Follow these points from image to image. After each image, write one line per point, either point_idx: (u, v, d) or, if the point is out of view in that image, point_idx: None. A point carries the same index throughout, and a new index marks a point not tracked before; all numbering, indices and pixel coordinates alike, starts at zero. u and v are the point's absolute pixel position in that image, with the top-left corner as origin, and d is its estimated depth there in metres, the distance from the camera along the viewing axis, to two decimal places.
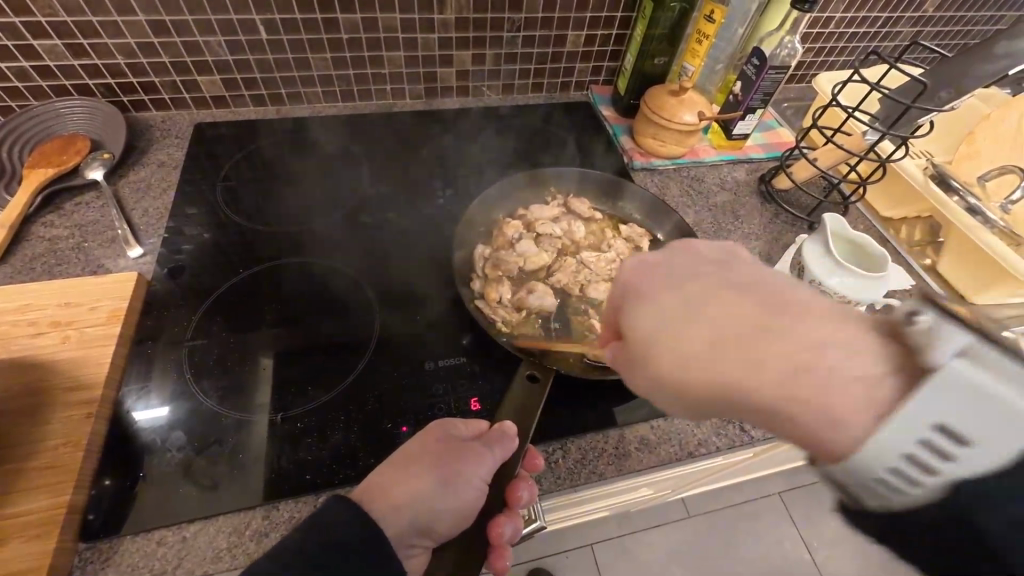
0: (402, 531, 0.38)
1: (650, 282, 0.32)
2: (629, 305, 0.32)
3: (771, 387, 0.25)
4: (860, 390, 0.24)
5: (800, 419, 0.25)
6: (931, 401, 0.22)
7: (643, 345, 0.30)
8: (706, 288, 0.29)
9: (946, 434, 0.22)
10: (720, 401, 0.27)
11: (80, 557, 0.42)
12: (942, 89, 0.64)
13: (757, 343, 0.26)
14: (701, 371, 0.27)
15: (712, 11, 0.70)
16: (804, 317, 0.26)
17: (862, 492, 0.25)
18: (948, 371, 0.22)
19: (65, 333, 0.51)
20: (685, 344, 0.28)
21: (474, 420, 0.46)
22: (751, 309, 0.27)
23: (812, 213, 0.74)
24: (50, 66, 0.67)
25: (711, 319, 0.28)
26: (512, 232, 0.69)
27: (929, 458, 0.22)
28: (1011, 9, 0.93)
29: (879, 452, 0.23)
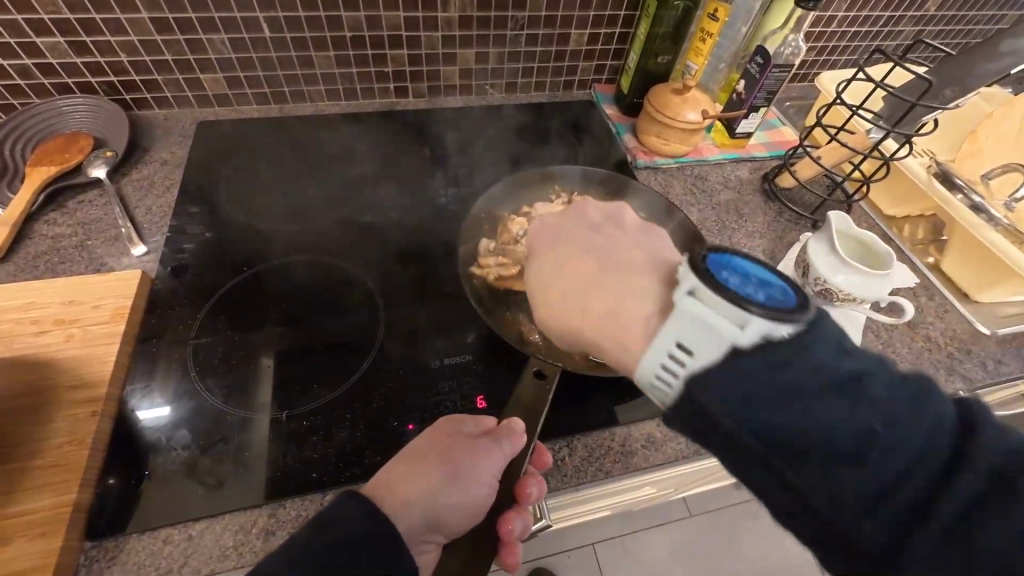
0: (412, 528, 0.38)
1: (541, 247, 0.44)
2: (528, 263, 0.45)
3: (595, 322, 0.37)
4: (640, 325, 0.35)
5: (606, 344, 0.37)
6: (672, 326, 0.32)
7: (529, 293, 0.43)
8: (574, 254, 0.42)
9: (682, 348, 0.31)
10: (567, 334, 0.39)
11: (85, 555, 0.42)
12: (946, 86, 0.64)
13: (590, 294, 0.38)
14: (556, 310, 0.40)
15: (716, 9, 0.70)
16: (625, 279, 0.38)
17: (654, 396, 0.34)
18: (680, 304, 0.31)
19: (69, 331, 0.51)
20: (548, 292, 0.41)
21: (483, 417, 0.45)
22: (594, 271, 0.40)
23: (816, 212, 0.74)
24: (53, 64, 0.66)
25: (568, 275, 0.40)
26: (517, 229, 0.69)
27: (674, 362, 0.32)
28: (1012, 8, 0.93)
29: (649, 358, 0.33)
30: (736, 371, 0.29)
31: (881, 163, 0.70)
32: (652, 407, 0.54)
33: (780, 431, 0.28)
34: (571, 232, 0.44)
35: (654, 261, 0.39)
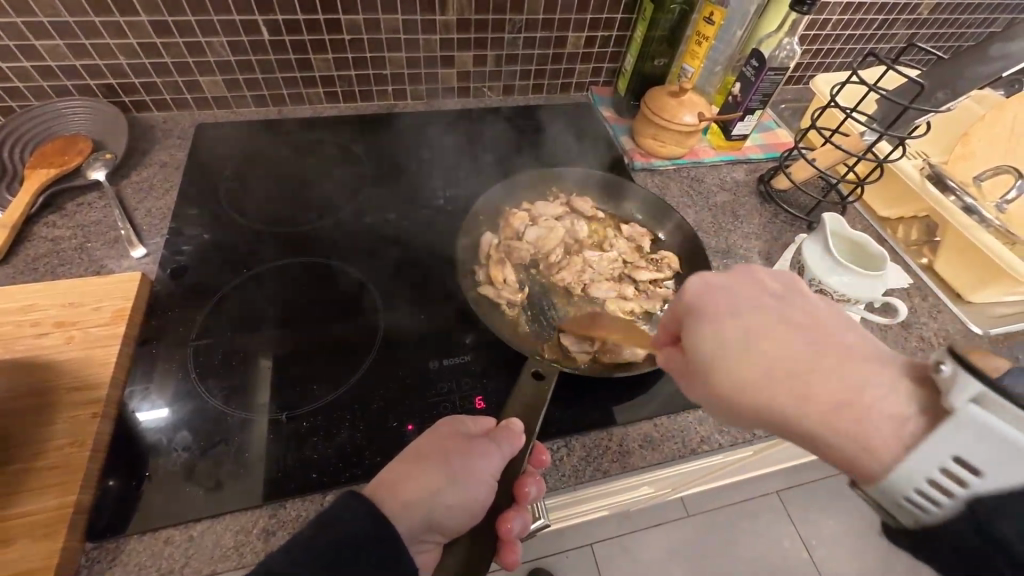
0: (412, 527, 0.39)
1: (715, 310, 0.37)
2: (693, 325, 0.37)
3: (813, 412, 0.32)
4: (891, 427, 0.30)
5: (835, 442, 0.31)
6: (947, 439, 0.27)
7: (709, 366, 0.36)
8: (766, 326, 0.35)
9: (960, 465, 0.27)
10: (775, 422, 0.33)
11: (87, 556, 0.42)
12: (938, 89, 0.65)
13: (808, 381, 0.32)
14: (757, 395, 0.33)
15: (712, 13, 0.70)
16: (848, 366, 0.32)
17: (901, 509, 0.30)
18: (965, 415, 0.27)
19: (69, 333, 0.51)
20: (743, 371, 0.34)
21: (482, 418, 0.46)
22: (804, 352, 0.33)
23: (811, 213, 0.75)
24: (52, 66, 0.67)
25: (767, 353, 0.34)
26: (518, 223, 0.71)
27: (947, 482, 0.27)
28: (1004, 11, 0.94)
29: (906, 476, 0.29)
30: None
31: (874, 165, 0.71)
32: (650, 407, 0.54)
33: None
34: (745, 294, 0.38)
35: (872, 349, 0.34)
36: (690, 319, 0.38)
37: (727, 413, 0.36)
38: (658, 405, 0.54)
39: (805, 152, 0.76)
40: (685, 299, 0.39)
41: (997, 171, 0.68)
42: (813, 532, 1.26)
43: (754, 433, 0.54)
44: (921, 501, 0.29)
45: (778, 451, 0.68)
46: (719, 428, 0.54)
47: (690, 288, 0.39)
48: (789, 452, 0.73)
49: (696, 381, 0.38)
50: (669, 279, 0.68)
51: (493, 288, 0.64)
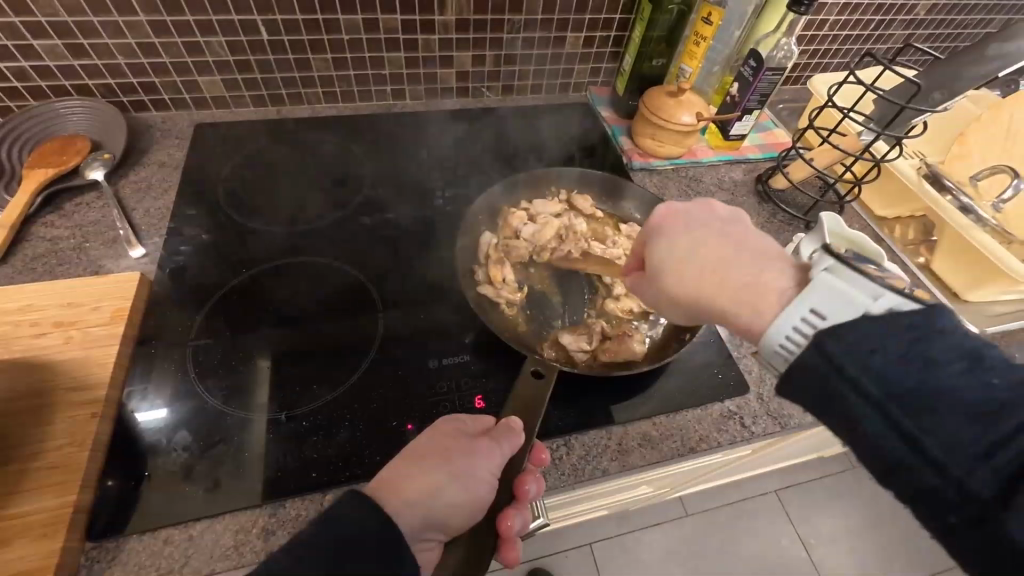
0: (413, 528, 0.39)
1: (670, 222, 0.43)
2: (652, 237, 0.44)
3: (725, 294, 0.38)
4: (777, 296, 0.36)
5: (738, 314, 0.38)
6: (809, 295, 0.34)
7: (654, 269, 0.43)
8: (706, 231, 0.41)
9: (815, 313, 0.33)
10: (695, 305, 0.40)
11: (86, 556, 0.42)
12: (936, 90, 0.66)
13: (726, 270, 0.39)
14: (685, 282, 0.40)
15: (709, 13, 0.71)
16: (763, 259, 0.39)
17: (776, 360, 0.37)
18: (818, 276, 0.33)
19: (68, 333, 0.51)
20: (678, 265, 0.41)
21: (481, 417, 0.46)
22: (730, 250, 0.40)
23: (809, 213, 0.75)
24: (50, 66, 0.67)
25: (700, 251, 0.40)
26: (518, 223, 0.71)
27: (804, 327, 0.34)
28: (1000, 12, 0.95)
29: (778, 330, 0.35)
30: (866, 333, 0.31)
31: (871, 164, 0.72)
32: (649, 406, 0.54)
33: (898, 384, 0.30)
34: (695, 212, 0.44)
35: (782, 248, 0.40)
36: (653, 232, 0.45)
37: (664, 305, 0.43)
38: (657, 404, 0.55)
39: (802, 152, 0.76)
40: (651, 220, 0.45)
41: (993, 171, 0.69)
42: (811, 531, 1.26)
43: (753, 432, 0.54)
44: (788, 346, 0.35)
45: (777, 450, 0.68)
46: (717, 427, 0.54)
47: (658, 210, 0.45)
48: (788, 451, 0.74)
49: (647, 283, 0.45)
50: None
51: (492, 287, 0.63)
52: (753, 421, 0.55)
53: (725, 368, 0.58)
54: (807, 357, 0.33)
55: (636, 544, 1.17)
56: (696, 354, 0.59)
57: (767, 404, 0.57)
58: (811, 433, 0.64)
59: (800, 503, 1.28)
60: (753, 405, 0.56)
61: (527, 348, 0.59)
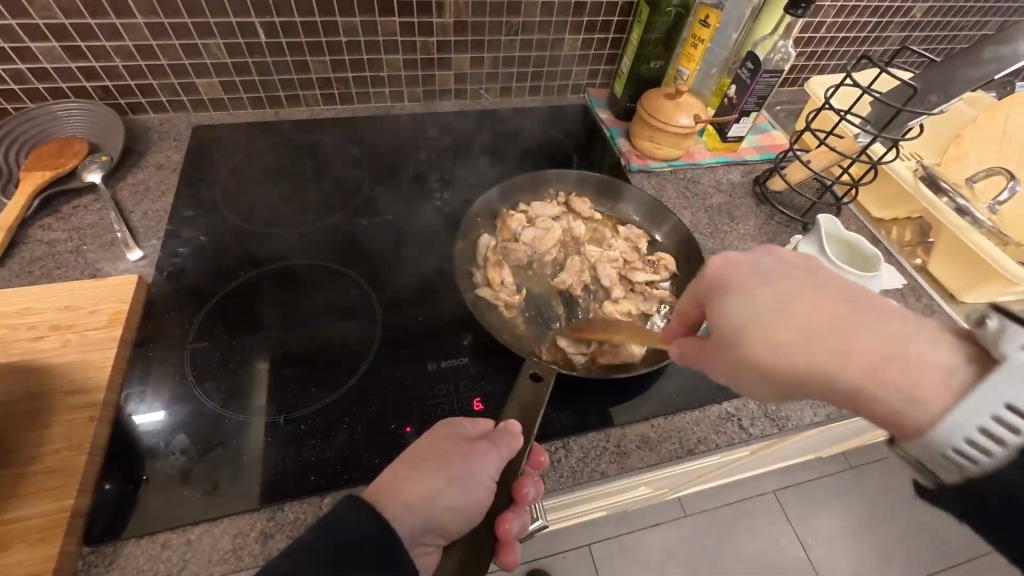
0: (412, 531, 0.39)
1: (746, 279, 0.36)
2: (725, 297, 0.37)
3: (855, 373, 0.32)
4: (939, 377, 0.31)
5: (882, 402, 0.32)
6: (996, 388, 0.29)
7: (737, 335, 0.35)
8: (801, 289, 0.35)
9: (1016, 415, 0.28)
10: (821, 389, 0.34)
11: (84, 560, 0.42)
12: (932, 92, 0.66)
13: (852, 344, 0.32)
14: (804, 361, 0.33)
15: (707, 15, 0.71)
16: (889, 322, 0.33)
17: (939, 467, 0.32)
18: (1015, 364, 0.28)
19: (65, 336, 0.51)
20: (784, 338, 0.34)
21: (480, 419, 0.46)
22: (845, 314, 0.33)
23: (806, 214, 0.76)
24: (48, 68, 0.66)
25: (806, 318, 0.34)
26: (516, 227, 0.69)
27: (997, 432, 0.29)
28: (996, 14, 0.95)
29: (952, 429, 0.30)
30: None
31: (868, 166, 0.72)
32: (647, 408, 0.55)
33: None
34: (767, 262, 0.37)
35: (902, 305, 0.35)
36: (721, 290, 0.37)
37: (760, 383, 0.36)
38: (656, 406, 0.55)
39: (799, 154, 0.76)
40: (707, 272, 0.38)
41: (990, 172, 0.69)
42: (810, 531, 1.26)
43: (751, 434, 0.55)
44: (964, 454, 0.30)
45: (775, 450, 0.68)
46: (716, 428, 0.54)
47: (711, 262, 0.39)
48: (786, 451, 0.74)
49: (723, 355, 0.37)
50: (666, 280, 0.68)
51: (491, 289, 0.63)
52: (751, 423, 0.55)
53: None
54: (1006, 472, 0.29)
55: (637, 545, 1.19)
56: None
57: (766, 406, 0.57)
58: (809, 434, 0.64)
59: (798, 505, 1.29)
60: (751, 406, 0.56)
61: (525, 350, 0.59)
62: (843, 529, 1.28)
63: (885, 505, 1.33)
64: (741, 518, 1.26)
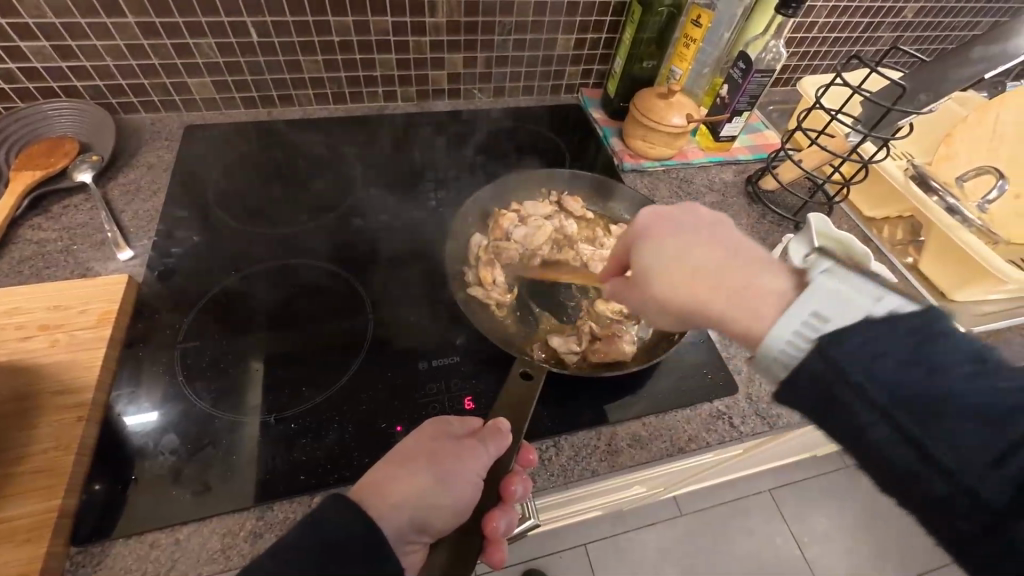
0: (399, 529, 0.39)
1: (656, 227, 0.43)
2: (639, 244, 0.44)
3: (720, 296, 0.38)
4: (779, 298, 0.36)
5: (738, 320, 0.37)
6: (806, 299, 0.34)
7: (641, 273, 0.42)
8: (694, 235, 0.41)
9: (817, 317, 0.33)
10: (693, 313, 0.40)
11: (72, 561, 0.42)
12: (921, 91, 0.67)
13: (722, 275, 0.39)
14: (680, 288, 0.40)
15: (699, 15, 0.71)
16: (753, 262, 0.39)
17: (773, 368, 0.35)
18: (815, 277, 0.33)
19: (54, 336, 0.50)
20: (672, 271, 0.40)
21: (469, 418, 0.46)
22: (722, 255, 0.40)
23: (798, 213, 0.76)
24: (38, 68, 0.66)
25: (692, 256, 0.40)
26: (508, 224, 0.70)
27: (808, 329, 0.33)
28: (987, 15, 0.96)
29: (779, 333, 0.34)
30: (870, 337, 0.32)
31: (859, 165, 0.72)
32: (639, 406, 0.55)
33: (909, 392, 0.31)
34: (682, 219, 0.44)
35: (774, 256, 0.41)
36: (638, 240, 0.44)
37: (657, 312, 0.42)
38: (647, 405, 0.55)
39: (791, 153, 0.77)
40: (633, 226, 0.45)
41: (980, 171, 0.70)
42: (805, 530, 1.26)
43: (741, 431, 0.55)
44: (790, 352, 0.34)
45: (766, 449, 0.69)
46: (706, 426, 0.55)
47: (640, 214, 0.45)
48: (778, 450, 0.74)
49: (634, 291, 0.44)
50: None
51: (482, 289, 0.63)
52: (741, 421, 0.55)
53: (715, 368, 0.58)
54: (814, 365, 0.33)
55: (632, 544, 1.19)
56: (686, 353, 0.60)
57: (756, 404, 0.57)
58: (800, 432, 0.64)
59: (793, 504, 1.30)
60: (741, 404, 0.57)
61: (517, 349, 0.59)
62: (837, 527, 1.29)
63: (879, 503, 1.33)
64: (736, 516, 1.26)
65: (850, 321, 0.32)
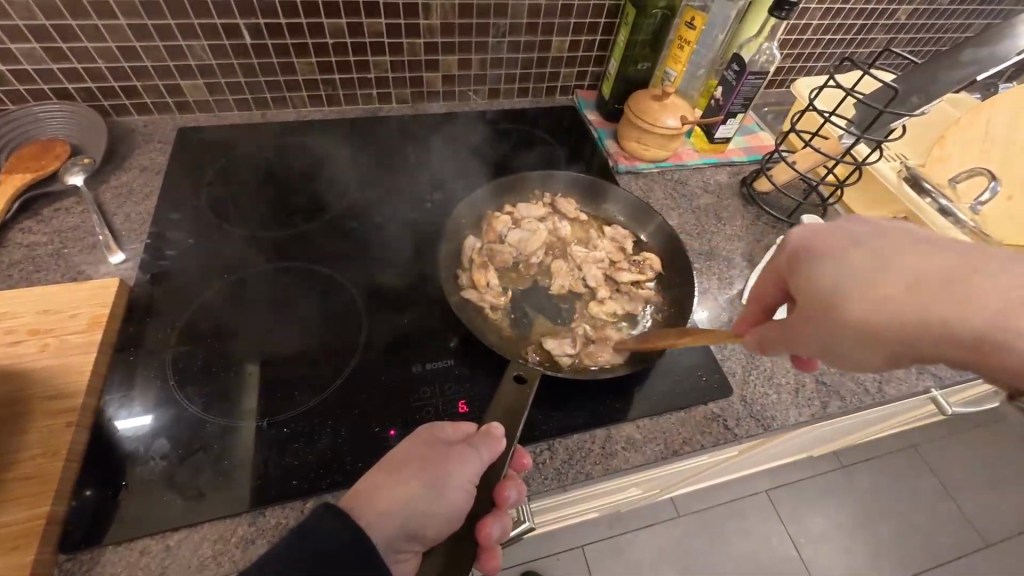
0: (390, 538, 0.39)
1: (832, 243, 0.37)
2: (813, 261, 0.37)
3: (979, 318, 0.32)
4: None
5: (1017, 347, 0.31)
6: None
7: (832, 296, 0.35)
8: (896, 245, 0.35)
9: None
10: (928, 340, 0.33)
11: (60, 568, 0.41)
12: (912, 94, 0.67)
13: (966, 290, 0.32)
14: (907, 311, 0.33)
15: (693, 18, 0.71)
16: (1007, 267, 0.33)
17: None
18: None
19: (44, 341, 0.50)
20: (881, 290, 0.34)
21: (462, 422, 0.46)
22: (958, 264, 0.33)
23: (792, 215, 0.76)
24: (28, 70, 0.66)
25: (907, 265, 0.34)
26: (501, 227, 0.70)
27: None
28: (979, 17, 0.96)
29: None
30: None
31: (852, 167, 0.73)
32: (633, 409, 0.54)
33: None
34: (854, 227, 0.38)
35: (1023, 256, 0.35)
36: (807, 258, 0.38)
37: (861, 344, 0.35)
38: (642, 407, 0.55)
39: (785, 155, 0.77)
40: (793, 243, 0.39)
41: (972, 173, 0.70)
42: (802, 530, 1.26)
43: (737, 433, 0.55)
44: None
45: (761, 450, 0.69)
46: (701, 429, 0.55)
47: (794, 233, 0.39)
48: (773, 451, 0.74)
49: (814, 320, 0.37)
50: (651, 280, 0.68)
51: (476, 291, 0.63)
52: (736, 423, 0.55)
53: (709, 370, 0.58)
54: None
55: (630, 545, 1.19)
56: (681, 356, 0.60)
57: (751, 406, 0.57)
58: (796, 433, 0.64)
59: (791, 504, 1.30)
60: (735, 407, 0.57)
61: (512, 352, 0.59)
62: (836, 527, 1.29)
63: (876, 503, 1.34)
64: (734, 517, 1.26)
65: None
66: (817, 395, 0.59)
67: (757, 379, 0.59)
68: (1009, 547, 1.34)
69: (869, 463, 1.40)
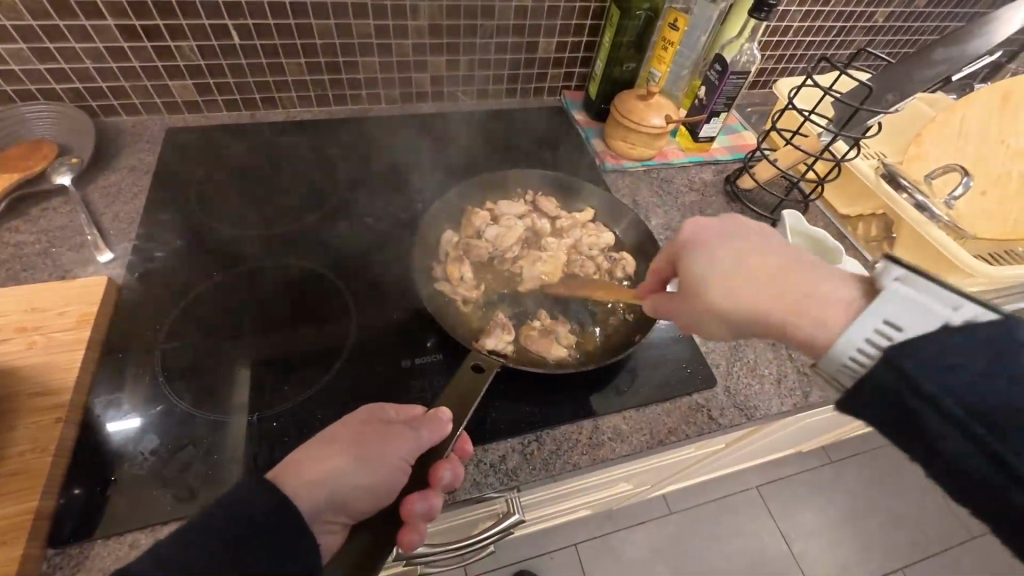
0: (315, 509, 0.38)
1: (704, 238, 0.43)
2: (691, 256, 0.43)
3: (785, 309, 0.39)
4: (843, 309, 0.38)
5: (806, 331, 0.39)
6: (878, 307, 0.35)
7: (695, 284, 0.42)
8: (746, 242, 0.42)
9: (890, 325, 0.35)
10: (755, 323, 0.40)
11: (49, 563, 0.41)
12: (887, 92, 0.69)
13: (784, 286, 0.39)
14: (747, 300, 0.40)
15: (675, 19, 0.73)
16: (814, 269, 0.40)
17: (841, 375, 0.39)
18: (890, 287, 0.34)
19: (32, 338, 0.50)
20: (731, 283, 0.40)
21: (410, 407, 0.47)
22: (781, 264, 0.40)
23: (775, 211, 0.78)
24: (16, 70, 0.66)
25: (753, 268, 0.40)
26: (480, 223, 0.71)
27: (878, 337, 0.35)
28: (954, 20, 0.99)
29: (845, 345, 0.37)
30: (945, 348, 0.32)
31: (832, 164, 0.75)
32: (622, 400, 0.55)
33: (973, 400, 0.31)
34: (726, 227, 0.43)
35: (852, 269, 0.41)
36: (687, 250, 0.44)
37: (712, 323, 0.42)
38: (627, 399, 0.56)
39: (767, 153, 0.78)
40: (681, 235, 0.45)
41: (947, 170, 0.72)
42: (791, 525, 1.28)
43: (721, 424, 0.56)
44: (857, 360, 0.37)
45: (748, 443, 0.70)
46: (685, 420, 0.56)
47: (684, 226, 0.45)
48: (757, 446, 0.76)
49: (683, 303, 0.44)
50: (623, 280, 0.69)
51: (449, 284, 0.65)
52: (720, 413, 0.57)
53: (694, 363, 0.59)
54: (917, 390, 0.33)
55: (622, 545, 1.20)
56: (666, 347, 0.61)
57: (735, 397, 0.58)
58: (780, 425, 0.66)
59: (780, 500, 1.32)
60: (720, 397, 0.58)
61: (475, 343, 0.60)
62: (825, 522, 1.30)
63: (863, 499, 1.36)
64: (724, 513, 1.28)
65: (924, 326, 0.34)
66: (798, 386, 0.60)
67: (740, 370, 0.60)
68: (993, 542, 1.36)
69: (856, 458, 1.42)
